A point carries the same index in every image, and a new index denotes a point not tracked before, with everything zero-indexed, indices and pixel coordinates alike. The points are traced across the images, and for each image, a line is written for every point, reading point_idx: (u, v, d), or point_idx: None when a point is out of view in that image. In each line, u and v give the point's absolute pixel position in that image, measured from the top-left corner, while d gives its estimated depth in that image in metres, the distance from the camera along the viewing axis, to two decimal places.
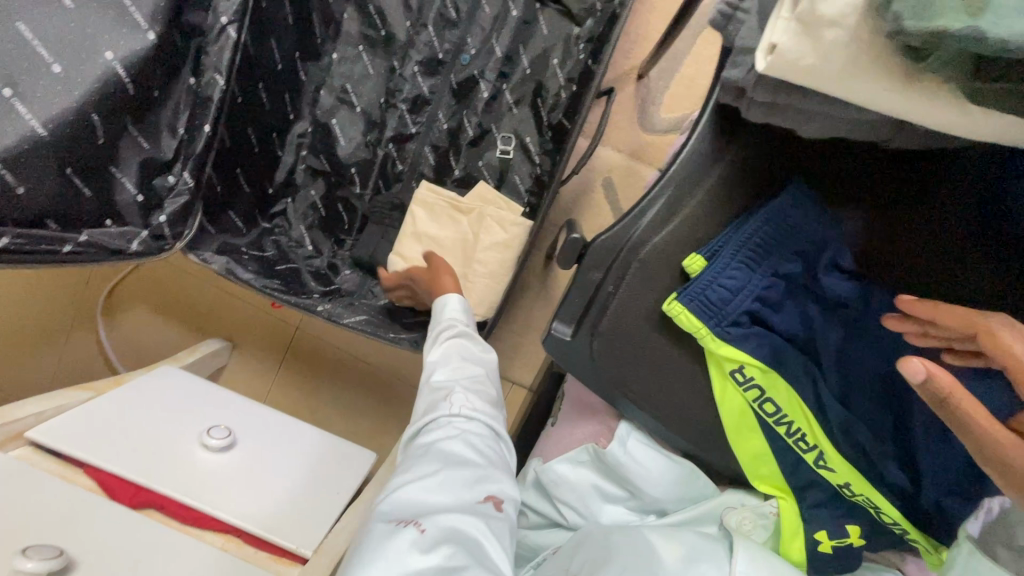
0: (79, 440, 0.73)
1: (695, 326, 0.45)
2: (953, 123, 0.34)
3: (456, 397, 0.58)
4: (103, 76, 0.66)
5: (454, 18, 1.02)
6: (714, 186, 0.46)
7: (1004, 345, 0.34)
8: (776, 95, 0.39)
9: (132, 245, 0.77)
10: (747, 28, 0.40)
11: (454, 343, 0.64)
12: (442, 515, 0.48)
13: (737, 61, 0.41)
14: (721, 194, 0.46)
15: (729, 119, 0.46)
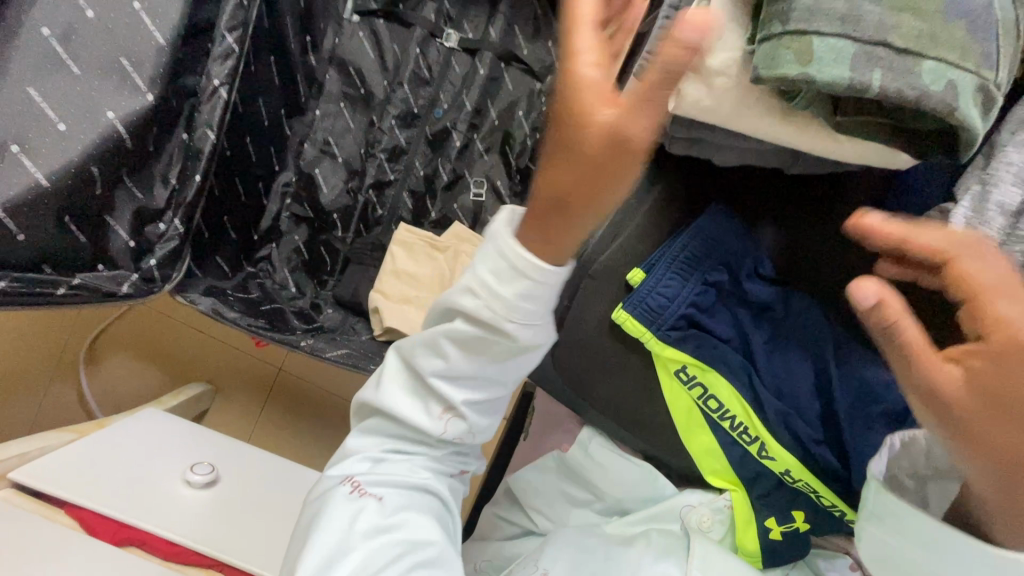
0: (62, 478, 0.75)
1: (639, 331, 0.51)
2: (835, 151, 0.43)
3: (453, 424, 0.51)
4: (104, 133, 0.72)
5: (427, 78, 1.13)
6: (651, 210, 0.53)
7: (967, 272, 0.36)
8: (691, 131, 0.47)
9: (123, 287, 0.81)
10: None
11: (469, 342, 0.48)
12: (401, 495, 0.53)
13: None
14: (658, 216, 0.53)
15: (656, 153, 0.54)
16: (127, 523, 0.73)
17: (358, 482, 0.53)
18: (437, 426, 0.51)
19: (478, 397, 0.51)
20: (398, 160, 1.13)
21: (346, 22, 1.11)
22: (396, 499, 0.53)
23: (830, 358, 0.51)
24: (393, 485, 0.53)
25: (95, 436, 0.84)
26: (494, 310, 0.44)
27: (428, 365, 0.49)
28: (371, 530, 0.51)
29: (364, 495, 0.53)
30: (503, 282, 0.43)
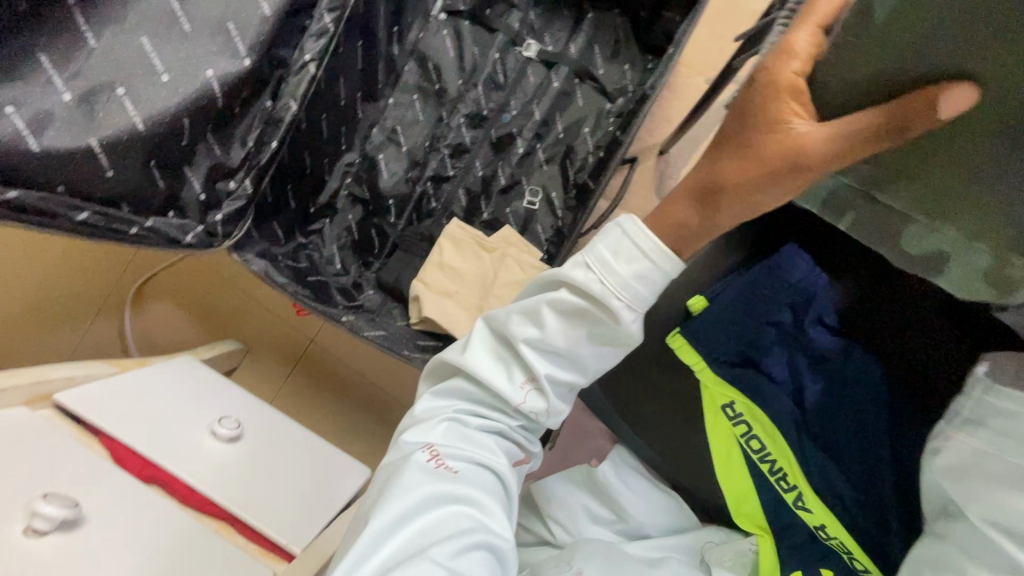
0: (102, 409, 0.77)
1: (693, 359, 0.51)
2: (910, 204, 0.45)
3: (531, 399, 0.54)
4: (201, 89, 0.76)
5: (501, 83, 1.15)
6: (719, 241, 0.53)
7: None
8: None
9: (187, 236, 0.84)
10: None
11: (557, 319, 0.52)
12: (472, 467, 0.54)
13: None
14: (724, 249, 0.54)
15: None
16: (154, 462, 0.76)
17: (435, 449, 0.53)
18: (518, 395, 0.54)
19: (562, 371, 0.54)
20: (459, 158, 1.16)
21: (433, 19, 1.15)
22: (470, 470, 0.54)
23: (882, 416, 0.50)
24: (468, 454, 0.54)
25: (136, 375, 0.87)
26: (605, 285, 0.49)
27: (522, 334, 0.53)
28: (445, 497, 0.51)
29: (440, 462, 0.53)
30: (626, 260, 0.49)
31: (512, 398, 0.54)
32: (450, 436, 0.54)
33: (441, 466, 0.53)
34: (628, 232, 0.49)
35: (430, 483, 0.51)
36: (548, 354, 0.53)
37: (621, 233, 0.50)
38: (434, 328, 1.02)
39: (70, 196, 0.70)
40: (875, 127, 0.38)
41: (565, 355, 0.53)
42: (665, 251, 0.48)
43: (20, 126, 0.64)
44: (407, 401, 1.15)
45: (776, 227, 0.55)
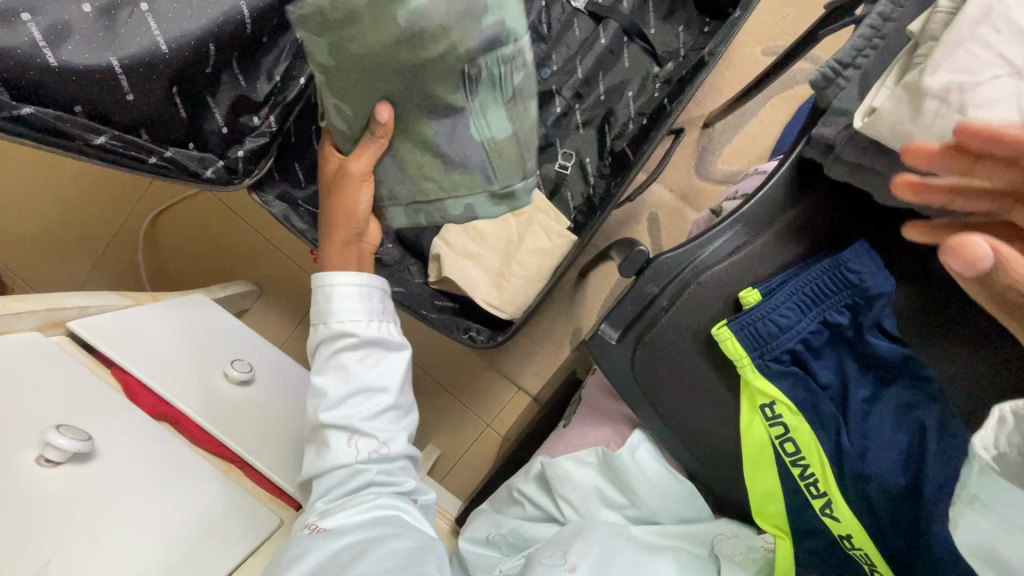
0: (114, 342, 0.76)
1: (738, 354, 0.47)
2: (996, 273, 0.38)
3: (362, 440, 0.62)
4: (229, 12, 0.69)
5: (544, 34, 1.08)
6: (785, 228, 0.49)
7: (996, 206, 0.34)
8: (865, 155, 0.42)
9: (206, 170, 0.81)
10: (847, 92, 0.44)
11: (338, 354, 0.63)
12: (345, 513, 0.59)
13: (828, 120, 0.44)
14: (786, 238, 0.49)
15: (806, 170, 0.49)
16: (167, 401, 0.74)
17: (311, 523, 0.59)
18: (350, 452, 0.61)
19: (369, 388, 0.63)
20: None
21: None
22: (347, 519, 0.59)
23: (933, 434, 0.46)
24: (341, 514, 0.59)
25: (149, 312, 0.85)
26: (339, 325, 0.64)
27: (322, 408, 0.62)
28: (332, 555, 0.55)
29: (318, 530, 0.58)
30: (356, 317, 0.65)
31: (340, 452, 0.61)
32: (324, 509, 0.60)
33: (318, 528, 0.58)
34: (331, 290, 0.64)
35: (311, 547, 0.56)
36: (338, 389, 0.62)
37: (336, 294, 0.64)
38: (452, 288, 0.99)
39: (85, 119, 0.67)
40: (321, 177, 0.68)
41: (362, 375, 0.64)
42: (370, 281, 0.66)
43: (37, 37, 0.59)
44: (418, 358, 1.14)
45: (855, 217, 0.49)
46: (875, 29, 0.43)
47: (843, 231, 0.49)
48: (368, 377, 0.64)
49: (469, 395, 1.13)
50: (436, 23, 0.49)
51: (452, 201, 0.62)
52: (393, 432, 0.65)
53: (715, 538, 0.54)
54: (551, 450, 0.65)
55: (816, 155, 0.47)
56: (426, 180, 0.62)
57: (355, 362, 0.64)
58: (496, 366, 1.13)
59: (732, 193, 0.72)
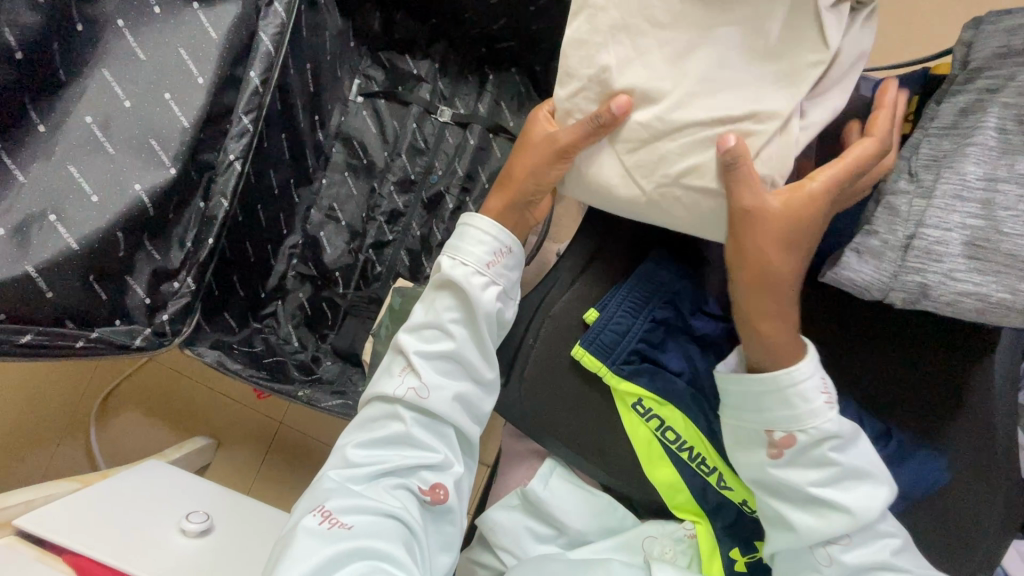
0: (60, 525, 0.78)
1: (597, 366, 0.61)
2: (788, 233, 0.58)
3: (410, 375, 0.64)
4: (131, 203, 0.82)
5: (423, 148, 1.24)
6: (600, 260, 0.66)
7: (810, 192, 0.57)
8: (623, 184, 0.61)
9: (136, 339, 0.87)
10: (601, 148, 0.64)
11: (441, 293, 0.65)
12: (362, 513, 0.61)
13: None
14: (606, 264, 0.66)
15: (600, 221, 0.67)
16: (120, 569, 0.75)
17: (325, 509, 0.60)
18: (399, 382, 0.64)
19: (454, 317, 0.64)
20: (396, 222, 1.23)
21: (351, 102, 1.24)
22: (362, 529, 0.60)
23: None
24: (361, 507, 0.61)
25: (97, 491, 0.87)
26: (461, 263, 0.64)
27: (409, 339, 0.65)
28: (343, 550, 0.58)
29: (332, 522, 0.60)
30: (474, 250, 0.64)
31: (392, 382, 0.64)
32: (344, 498, 0.62)
33: (334, 524, 0.60)
34: (467, 226, 0.64)
35: (321, 541, 0.58)
36: (427, 308, 0.65)
37: (469, 226, 0.65)
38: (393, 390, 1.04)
39: (11, 324, 0.75)
40: (596, 122, 0.60)
41: (445, 319, 0.64)
42: (501, 228, 0.64)
43: None
44: None
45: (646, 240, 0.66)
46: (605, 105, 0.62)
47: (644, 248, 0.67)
48: (457, 313, 0.64)
49: None
50: None
51: None
52: (451, 392, 0.63)
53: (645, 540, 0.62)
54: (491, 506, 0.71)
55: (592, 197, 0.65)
56: None
57: (444, 296, 0.65)
58: None
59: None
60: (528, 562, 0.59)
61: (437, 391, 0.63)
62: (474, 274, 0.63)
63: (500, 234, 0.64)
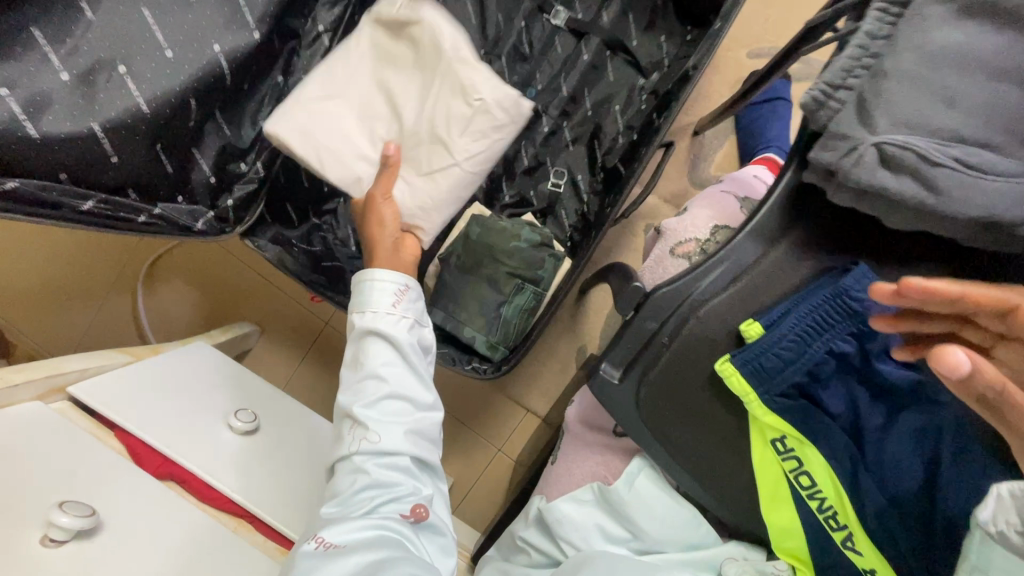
0: (113, 398, 0.76)
1: (745, 390, 0.47)
2: None
3: (358, 426, 0.64)
4: (208, 66, 0.70)
5: (527, 53, 1.06)
6: (792, 246, 0.49)
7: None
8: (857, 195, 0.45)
9: (198, 223, 0.81)
10: (843, 114, 0.44)
11: (364, 349, 0.68)
12: (351, 527, 0.58)
13: (825, 142, 0.43)
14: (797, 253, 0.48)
15: (802, 195, 0.48)
16: (172, 459, 0.73)
17: (316, 535, 0.58)
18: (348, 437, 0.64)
19: (386, 363, 0.67)
20: None
21: None
22: (354, 541, 0.57)
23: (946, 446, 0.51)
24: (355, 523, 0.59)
25: (147, 369, 0.85)
26: (376, 314, 0.69)
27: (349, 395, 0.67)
28: (344, 570, 0.54)
29: (326, 544, 0.57)
30: (379, 301, 0.70)
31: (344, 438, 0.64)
32: (329, 523, 0.59)
33: (328, 544, 0.57)
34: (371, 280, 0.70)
35: (323, 562, 0.55)
36: (355, 366, 0.68)
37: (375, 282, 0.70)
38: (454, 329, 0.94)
39: (74, 186, 0.65)
40: None
41: (374, 369, 0.66)
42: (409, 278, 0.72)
43: (17, 111, 0.57)
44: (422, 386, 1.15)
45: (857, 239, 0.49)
46: (861, 50, 0.44)
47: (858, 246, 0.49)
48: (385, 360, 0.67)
49: (476, 418, 1.16)
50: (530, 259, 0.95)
51: (469, 329, 0.94)
52: (403, 428, 0.65)
53: (724, 562, 0.57)
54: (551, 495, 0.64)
55: (815, 175, 0.46)
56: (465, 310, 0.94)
57: (370, 350, 0.67)
58: (504, 390, 1.16)
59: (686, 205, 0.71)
60: (595, 558, 0.55)
61: (391, 430, 0.64)
62: (390, 319, 0.69)
63: (395, 275, 0.70)
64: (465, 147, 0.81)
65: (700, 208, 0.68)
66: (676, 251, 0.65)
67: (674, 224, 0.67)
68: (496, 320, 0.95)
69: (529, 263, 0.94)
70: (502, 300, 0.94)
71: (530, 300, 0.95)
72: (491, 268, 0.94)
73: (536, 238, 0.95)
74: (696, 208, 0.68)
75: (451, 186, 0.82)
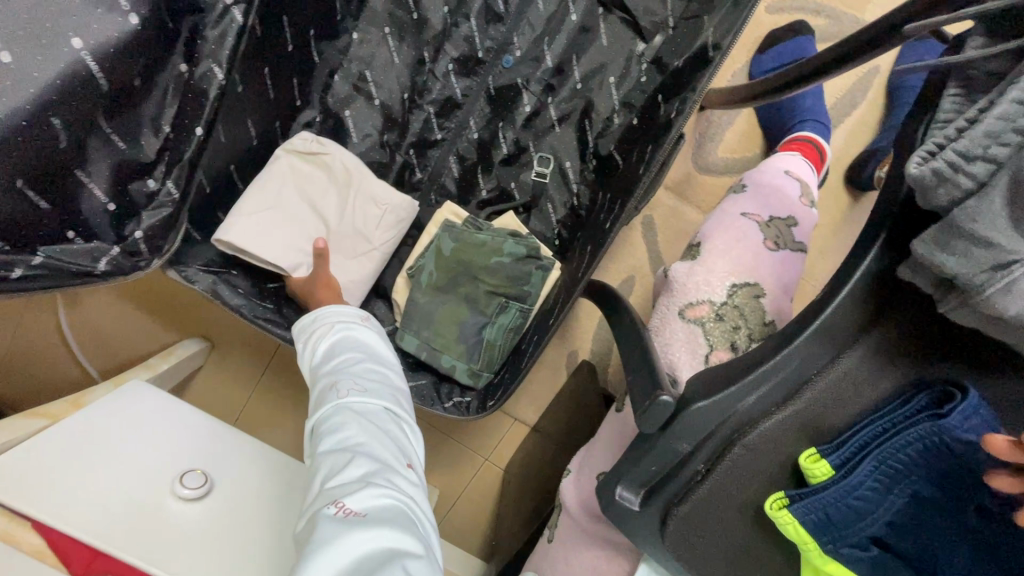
0: (21, 488, 0.63)
1: (803, 540, 0.36)
2: None
3: (346, 380, 0.57)
4: (71, 69, 0.52)
5: (501, 13, 0.87)
6: (867, 354, 0.37)
7: None
8: (981, 322, 0.30)
9: (100, 265, 0.65)
10: (989, 200, 0.28)
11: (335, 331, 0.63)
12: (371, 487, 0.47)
13: (949, 245, 0.30)
14: (877, 362, 0.37)
15: (885, 285, 0.36)
16: (107, 552, 0.62)
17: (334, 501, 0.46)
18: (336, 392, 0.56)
19: (362, 341, 0.63)
20: (449, 116, 0.91)
21: None
22: (382, 501, 0.46)
23: None
24: (380, 492, 0.47)
25: (67, 430, 0.72)
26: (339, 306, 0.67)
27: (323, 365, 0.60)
28: (375, 534, 0.43)
29: (347, 509, 0.45)
30: (347, 308, 0.68)
31: (332, 394, 0.56)
32: (340, 488, 0.47)
33: (348, 511, 0.45)
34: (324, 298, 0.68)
35: (344, 535, 0.42)
36: (326, 347, 0.62)
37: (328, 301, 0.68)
38: (430, 355, 0.82)
39: None
40: None
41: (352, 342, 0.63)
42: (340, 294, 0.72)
43: None
44: None
45: (958, 351, 0.35)
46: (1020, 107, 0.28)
47: (965, 359, 0.35)
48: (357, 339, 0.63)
49: (461, 431, 1.06)
50: (512, 275, 0.82)
51: (445, 357, 0.82)
52: (389, 387, 0.59)
53: None
54: (545, 572, 0.57)
55: (922, 282, 0.33)
56: (440, 335, 0.82)
57: (343, 330, 0.64)
58: None
59: (700, 239, 0.61)
60: None
61: (380, 388, 0.58)
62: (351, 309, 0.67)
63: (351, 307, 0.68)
64: (382, 238, 0.85)
65: (715, 255, 0.57)
66: (686, 315, 0.54)
67: (684, 272, 0.58)
68: (477, 345, 0.82)
69: (514, 279, 0.82)
70: (483, 321, 0.82)
71: (515, 319, 0.83)
72: (470, 285, 0.83)
73: (521, 251, 0.82)
74: (710, 254, 0.57)
75: (380, 264, 0.86)
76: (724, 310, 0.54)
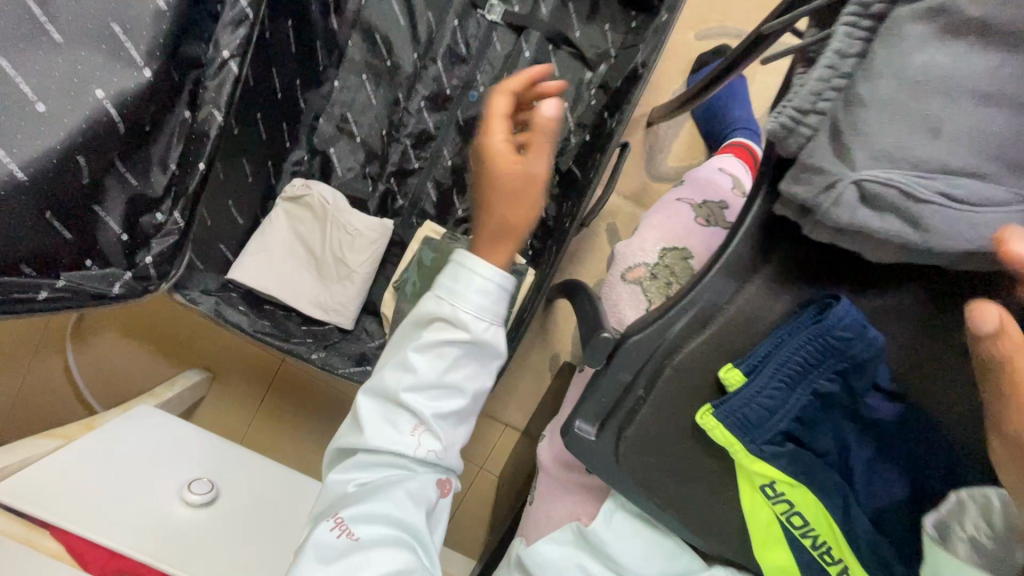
0: (42, 497, 0.68)
1: (728, 441, 0.43)
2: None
3: (425, 432, 0.55)
4: (93, 115, 0.61)
5: (464, 55, 0.99)
6: (763, 282, 0.44)
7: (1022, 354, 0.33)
8: (836, 236, 0.38)
9: (114, 288, 0.72)
10: (817, 143, 0.37)
11: (452, 351, 0.55)
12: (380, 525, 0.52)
13: (800, 178, 0.38)
14: (772, 288, 0.44)
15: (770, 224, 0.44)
16: (121, 553, 0.67)
17: (341, 519, 0.52)
18: (409, 438, 0.54)
19: (465, 379, 0.56)
20: (424, 147, 1.02)
21: None
22: (382, 539, 0.52)
23: None
24: (378, 520, 0.52)
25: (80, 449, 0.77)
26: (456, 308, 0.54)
27: (405, 379, 0.54)
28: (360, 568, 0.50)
29: (347, 532, 0.52)
30: (478, 301, 0.55)
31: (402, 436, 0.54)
32: (356, 504, 0.53)
33: (347, 534, 0.52)
34: (468, 271, 0.54)
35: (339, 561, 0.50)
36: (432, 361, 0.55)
37: (470, 271, 0.55)
38: None
39: None
40: None
41: (455, 377, 0.55)
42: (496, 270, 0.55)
43: None
44: None
45: (830, 270, 0.44)
46: (834, 68, 0.36)
47: (836, 275, 0.44)
48: (466, 368, 0.56)
49: None
50: None
51: None
52: (454, 441, 0.58)
53: None
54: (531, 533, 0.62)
55: (790, 212, 0.40)
56: None
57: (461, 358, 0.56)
58: None
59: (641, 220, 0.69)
60: None
61: (446, 445, 0.56)
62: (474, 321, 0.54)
63: (490, 273, 0.55)
64: (360, 262, 0.93)
65: (647, 228, 0.66)
66: (627, 276, 0.64)
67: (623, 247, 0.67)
68: None
69: None
70: None
71: None
72: None
73: None
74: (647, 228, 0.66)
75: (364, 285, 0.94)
76: (658, 269, 0.63)
